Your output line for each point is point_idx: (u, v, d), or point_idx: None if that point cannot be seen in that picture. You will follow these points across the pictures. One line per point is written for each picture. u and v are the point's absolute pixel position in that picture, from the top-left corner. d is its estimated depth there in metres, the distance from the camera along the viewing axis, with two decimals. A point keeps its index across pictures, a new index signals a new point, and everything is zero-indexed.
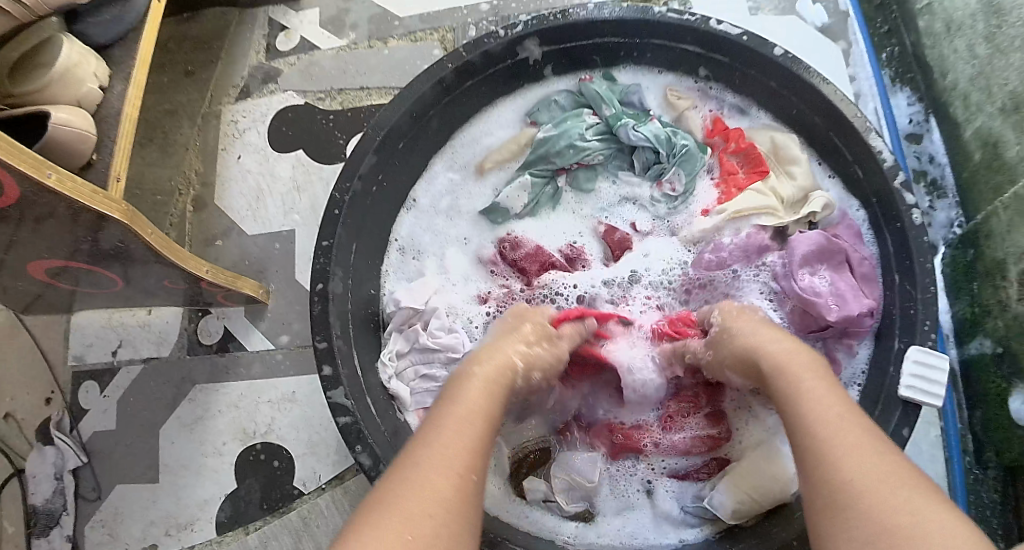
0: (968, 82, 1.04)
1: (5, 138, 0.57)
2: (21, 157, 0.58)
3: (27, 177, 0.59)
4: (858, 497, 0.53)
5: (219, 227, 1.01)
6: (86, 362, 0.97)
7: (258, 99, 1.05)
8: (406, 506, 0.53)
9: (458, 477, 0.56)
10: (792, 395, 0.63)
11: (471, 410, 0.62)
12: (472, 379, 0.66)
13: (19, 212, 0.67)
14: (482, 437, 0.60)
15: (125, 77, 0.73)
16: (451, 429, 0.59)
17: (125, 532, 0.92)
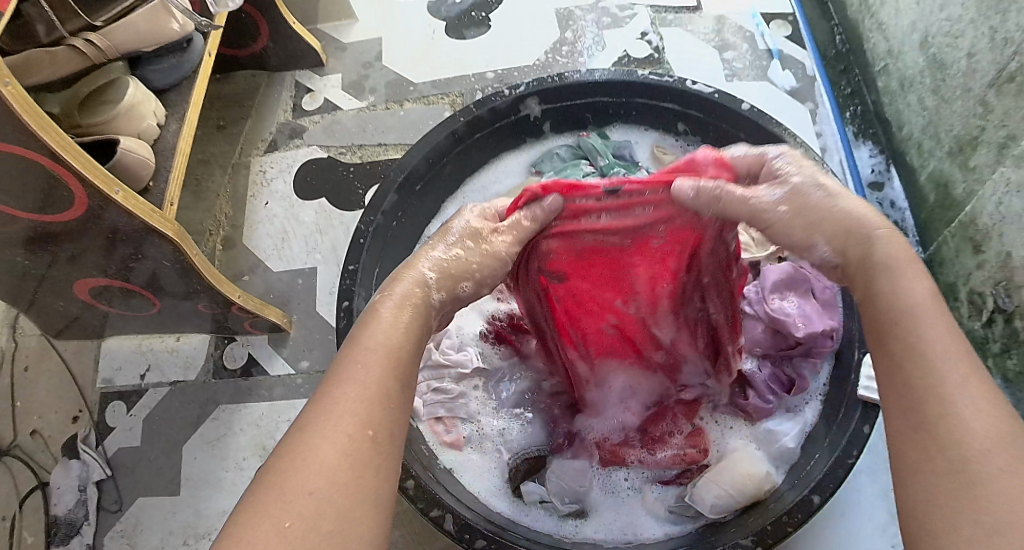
0: (921, 132, 1.10)
1: (90, 157, 0.79)
2: (97, 173, 0.79)
3: (100, 190, 0.79)
4: (989, 471, 0.45)
5: (246, 264, 1.11)
6: (114, 384, 1.08)
7: (285, 152, 1.17)
8: (303, 477, 0.48)
9: (356, 439, 0.51)
10: (908, 337, 0.53)
11: (378, 363, 0.56)
12: (388, 322, 0.60)
13: (83, 226, 0.85)
14: (388, 391, 0.54)
15: (179, 117, 0.98)
16: (354, 388, 0.53)
17: (143, 542, 0.98)
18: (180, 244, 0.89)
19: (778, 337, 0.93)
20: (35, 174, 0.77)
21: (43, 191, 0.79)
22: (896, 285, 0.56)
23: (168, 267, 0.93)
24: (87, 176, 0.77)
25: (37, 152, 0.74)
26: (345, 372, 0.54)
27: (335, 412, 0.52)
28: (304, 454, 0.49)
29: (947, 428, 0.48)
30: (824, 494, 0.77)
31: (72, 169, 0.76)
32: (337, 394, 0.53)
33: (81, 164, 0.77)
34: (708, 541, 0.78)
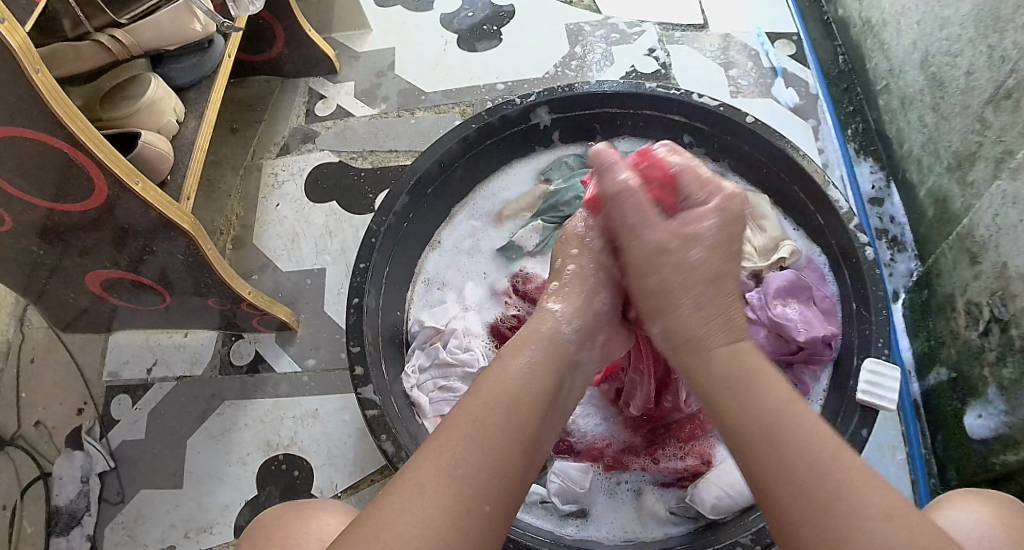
0: (920, 148, 1.11)
1: (114, 150, 0.81)
2: (119, 164, 0.81)
3: (121, 179, 0.82)
4: None
5: (255, 263, 1.12)
6: (121, 378, 1.10)
7: (297, 156, 1.20)
8: (405, 535, 0.49)
9: (464, 509, 0.52)
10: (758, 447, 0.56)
11: (494, 424, 0.57)
12: (512, 377, 0.61)
13: (97, 215, 0.87)
14: (503, 456, 0.55)
15: (198, 116, 1.02)
16: (462, 449, 0.54)
17: (145, 533, 1.00)
18: (194, 236, 0.91)
19: (781, 343, 0.93)
20: (57, 161, 0.79)
21: (64, 179, 0.81)
22: (743, 403, 0.58)
23: (180, 261, 0.95)
24: (109, 165, 0.80)
25: (61, 140, 0.77)
26: (455, 430, 0.56)
27: (445, 475, 0.53)
28: (406, 511, 0.51)
29: (843, 529, 0.49)
30: None
31: (95, 157, 0.79)
32: (447, 450, 0.54)
33: (104, 154, 0.79)
34: (708, 542, 0.79)
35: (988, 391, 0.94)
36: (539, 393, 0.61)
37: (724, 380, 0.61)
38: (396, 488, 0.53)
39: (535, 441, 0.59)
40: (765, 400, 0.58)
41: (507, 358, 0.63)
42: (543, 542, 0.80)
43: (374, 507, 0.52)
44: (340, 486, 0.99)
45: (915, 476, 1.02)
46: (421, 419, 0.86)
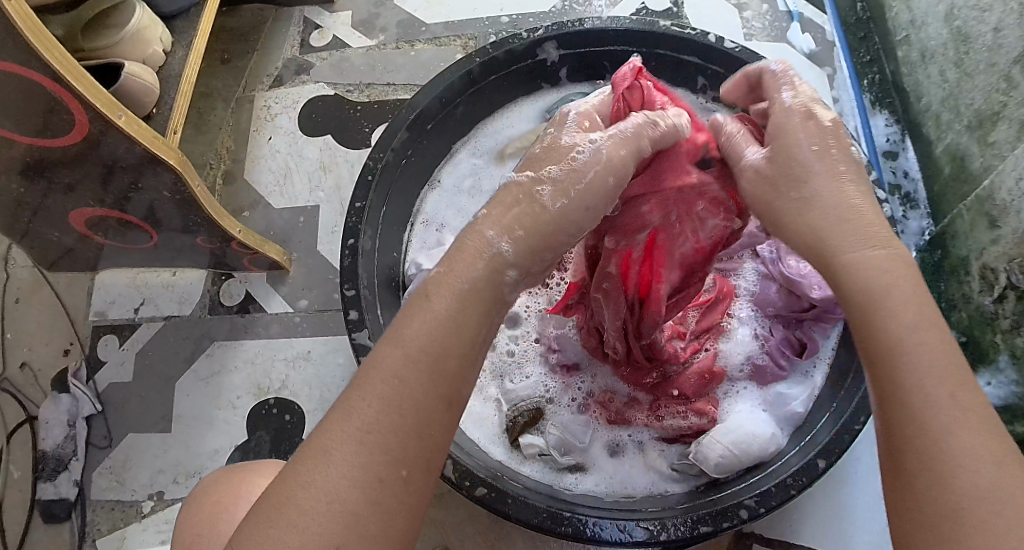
0: (939, 104, 1.06)
1: (93, 81, 0.75)
2: (100, 98, 0.76)
3: (103, 114, 0.76)
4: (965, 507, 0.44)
5: (246, 200, 1.07)
6: (107, 318, 1.06)
7: (290, 88, 1.13)
8: (309, 508, 0.46)
9: (376, 477, 0.48)
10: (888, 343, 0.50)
11: (414, 381, 0.50)
12: (441, 324, 0.52)
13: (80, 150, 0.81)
14: (422, 417, 0.50)
15: (187, 45, 0.96)
16: (377, 412, 0.49)
17: (133, 479, 0.98)
18: (183, 173, 0.86)
19: (793, 299, 0.87)
20: (35, 95, 0.73)
21: (42, 114, 0.75)
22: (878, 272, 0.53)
23: (167, 198, 0.90)
24: (91, 100, 0.75)
25: (37, 72, 0.71)
26: (369, 389, 0.49)
27: (354, 441, 0.48)
28: (314, 480, 0.47)
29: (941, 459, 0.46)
30: (829, 460, 0.76)
31: (73, 89, 0.73)
32: (357, 411, 0.49)
33: (83, 86, 0.74)
34: (709, 501, 0.77)
35: (998, 358, 0.92)
36: (473, 331, 0.53)
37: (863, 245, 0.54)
38: (304, 456, 0.48)
39: (461, 393, 0.53)
40: (898, 310, 0.51)
41: (436, 290, 0.54)
42: (540, 497, 0.77)
43: (277, 478, 0.49)
44: None
45: None
46: None
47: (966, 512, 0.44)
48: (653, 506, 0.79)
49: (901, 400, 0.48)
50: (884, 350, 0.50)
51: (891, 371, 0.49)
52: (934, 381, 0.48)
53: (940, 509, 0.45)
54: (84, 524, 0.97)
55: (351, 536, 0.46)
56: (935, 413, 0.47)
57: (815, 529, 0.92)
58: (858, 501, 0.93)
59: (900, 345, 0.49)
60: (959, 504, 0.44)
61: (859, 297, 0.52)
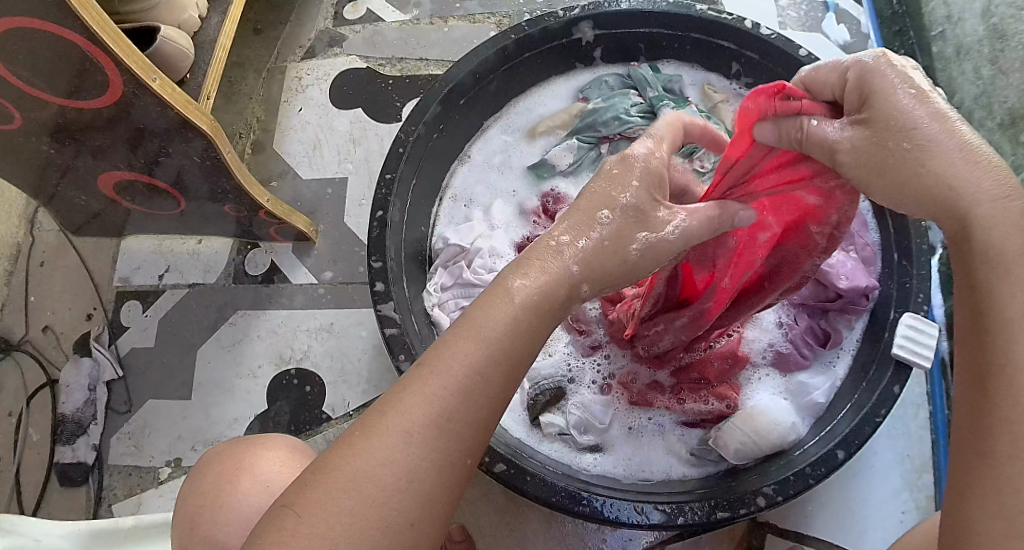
0: (972, 101, 1.04)
1: (128, 42, 0.75)
2: (135, 60, 0.75)
3: (137, 76, 0.76)
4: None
5: (275, 170, 1.08)
6: (131, 284, 1.07)
7: (323, 60, 1.13)
8: (384, 486, 0.45)
9: (449, 462, 0.47)
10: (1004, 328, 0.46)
11: (492, 377, 0.49)
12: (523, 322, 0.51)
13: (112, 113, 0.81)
14: (492, 412, 0.49)
15: (222, 12, 0.96)
16: (456, 402, 0.48)
17: (151, 445, 0.99)
18: (214, 139, 0.86)
19: (820, 288, 0.87)
20: (70, 54, 0.73)
21: (76, 72, 0.75)
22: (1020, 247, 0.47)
23: (197, 164, 0.90)
24: (125, 61, 0.74)
25: (73, 31, 0.71)
26: (448, 377, 0.48)
27: (432, 426, 0.47)
28: (392, 459, 0.46)
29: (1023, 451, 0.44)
30: (848, 449, 0.76)
31: (109, 49, 0.72)
32: (438, 398, 0.48)
33: (119, 47, 0.73)
34: (726, 487, 0.77)
35: None
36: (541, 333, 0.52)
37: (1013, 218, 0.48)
38: (380, 431, 0.47)
39: None
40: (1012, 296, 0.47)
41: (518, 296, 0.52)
42: (558, 476, 0.77)
43: (348, 449, 0.47)
44: (352, 404, 0.97)
45: (937, 436, 0.96)
46: None
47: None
48: (671, 489, 0.79)
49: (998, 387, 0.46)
50: (999, 325, 0.47)
51: (1003, 352, 0.46)
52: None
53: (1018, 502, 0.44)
54: (102, 488, 0.97)
55: (422, 514, 0.46)
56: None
57: (830, 520, 0.92)
58: (874, 495, 0.93)
59: (1014, 322, 0.46)
60: None
61: (979, 259, 0.48)
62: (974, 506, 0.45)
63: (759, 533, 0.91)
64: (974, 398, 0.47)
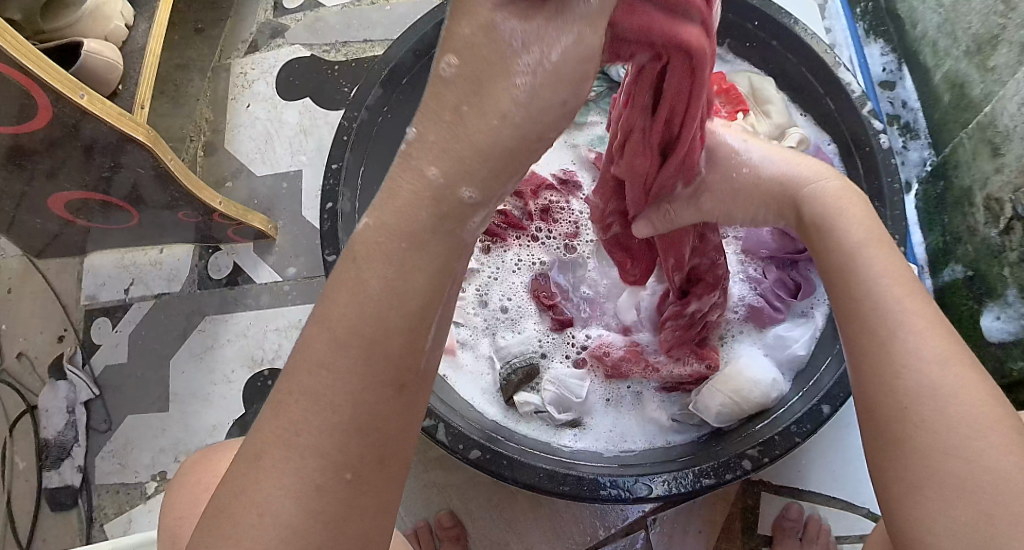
0: (936, 30, 1.02)
1: (50, 61, 0.71)
2: (61, 80, 0.72)
3: (64, 96, 0.72)
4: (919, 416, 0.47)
5: (229, 169, 1.06)
6: (99, 301, 1.05)
7: (266, 52, 1.11)
8: (244, 521, 0.40)
9: (312, 483, 0.40)
10: (845, 277, 0.56)
11: (349, 368, 0.41)
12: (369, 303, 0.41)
13: (44, 139, 0.79)
14: (366, 410, 0.41)
15: (149, 17, 0.93)
16: (307, 410, 0.41)
17: (134, 461, 0.98)
18: (155, 149, 0.83)
19: (789, 239, 0.85)
20: None
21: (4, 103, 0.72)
22: (833, 225, 0.59)
23: (146, 175, 0.88)
24: (49, 81, 0.70)
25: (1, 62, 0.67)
26: (296, 383, 0.41)
27: (285, 446, 0.41)
28: (248, 490, 0.41)
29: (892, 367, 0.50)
30: (833, 405, 0.73)
31: (32, 73, 0.68)
32: (287, 410, 0.41)
33: (45, 71, 0.70)
34: (711, 452, 0.75)
35: (1008, 292, 0.90)
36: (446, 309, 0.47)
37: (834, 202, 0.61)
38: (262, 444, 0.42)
39: None
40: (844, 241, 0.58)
41: (358, 255, 0.42)
42: (539, 457, 0.75)
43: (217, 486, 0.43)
44: None
45: None
46: None
47: (911, 410, 0.48)
48: (654, 460, 0.77)
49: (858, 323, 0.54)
50: (838, 274, 0.57)
51: (852, 293, 0.55)
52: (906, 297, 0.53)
53: (893, 413, 0.49)
54: (91, 509, 0.97)
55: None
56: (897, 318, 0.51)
57: (825, 474, 0.91)
58: None
59: (848, 269, 0.56)
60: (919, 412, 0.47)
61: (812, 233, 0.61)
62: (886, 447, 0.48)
63: (754, 493, 0.90)
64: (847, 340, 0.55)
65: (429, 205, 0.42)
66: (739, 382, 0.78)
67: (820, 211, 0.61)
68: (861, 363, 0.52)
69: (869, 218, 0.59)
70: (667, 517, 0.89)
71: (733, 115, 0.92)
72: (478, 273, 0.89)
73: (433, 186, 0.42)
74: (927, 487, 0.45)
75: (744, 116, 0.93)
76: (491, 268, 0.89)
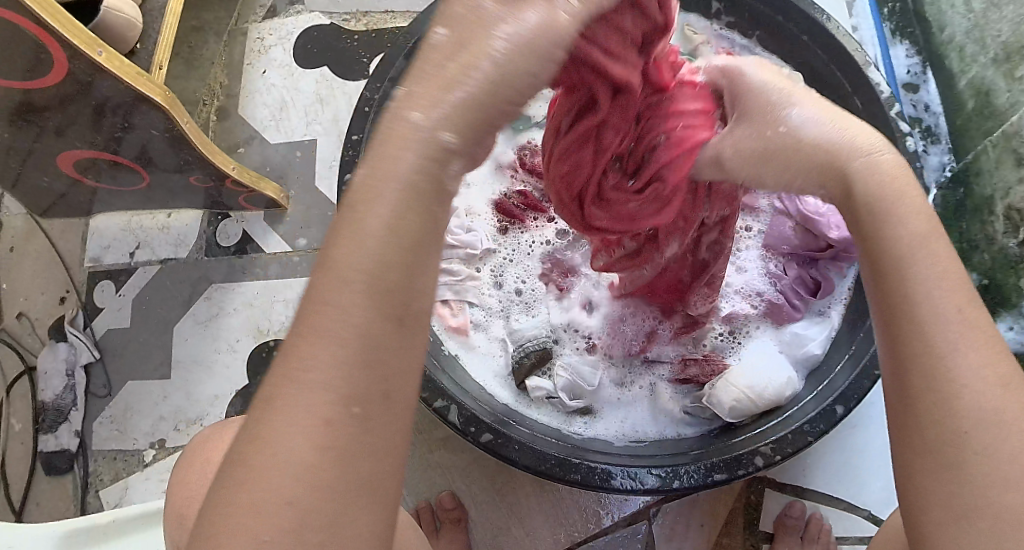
0: (964, 35, 1.00)
1: (68, 15, 0.68)
2: (79, 35, 0.69)
3: (82, 52, 0.70)
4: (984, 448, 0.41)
5: (242, 135, 1.04)
6: (103, 263, 1.03)
7: (285, 18, 1.08)
8: (264, 484, 0.36)
9: (331, 435, 0.36)
10: (899, 259, 0.47)
11: (355, 315, 0.37)
12: (369, 242, 0.38)
13: (58, 95, 0.77)
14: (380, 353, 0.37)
15: None
16: (320, 357, 0.37)
17: (133, 427, 0.97)
18: (170, 111, 0.81)
19: (810, 237, 0.84)
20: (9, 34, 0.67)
21: (18, 55, 0.70)
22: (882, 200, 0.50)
23: (159, 137, 0.86)
24: (67, 36, 0.68)
25: (19, 14, 0.65)
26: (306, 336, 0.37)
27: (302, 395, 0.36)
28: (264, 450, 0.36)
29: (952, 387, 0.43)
30: (847, 404, 0.73)
31: (49, 25, 0.66)
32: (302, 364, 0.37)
33: (63, 24, 0.67)
34: (722, 447, 0.74)
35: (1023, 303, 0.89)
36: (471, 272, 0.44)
37: (887, 176, 0.51)
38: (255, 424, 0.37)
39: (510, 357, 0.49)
40: (904, 225, 0.48)
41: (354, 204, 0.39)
42: (550, 443, 0.74)
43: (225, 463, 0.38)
44: None
45: None
46: None
47: (968, 436, 0.42)
48: (665, 451, 0.76)
49: (910, 328, 0.45)
50: (892, 256, 0.47)
51: (901, 281, 0.46)
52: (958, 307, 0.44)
53: (946, 435, 0.42)
54: (87, 475, 0.96)
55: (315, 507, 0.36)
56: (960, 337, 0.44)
57: (830, 474, 0.90)
58: (872, 446, 0.91)
59: (907, 255, 0.46)
60: (965, 430, 0.42)
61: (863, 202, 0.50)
62: (924, 478, 0.43)
63: (758, 490, 0.90)
64: (886, 340, 0.47)
65: (414, 147, 0.39)
66: (752, 377, 0.77)
67: (871, 193, 0.50)
68: (905, 372, 0.45)
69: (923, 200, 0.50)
70: (670, 509, 0.89)
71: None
72: (495, 253, 0.88)
73: (417, 130, 0.40)
74: (979, 516, 0.40)
75: None
76: (507, 249, 0.89)
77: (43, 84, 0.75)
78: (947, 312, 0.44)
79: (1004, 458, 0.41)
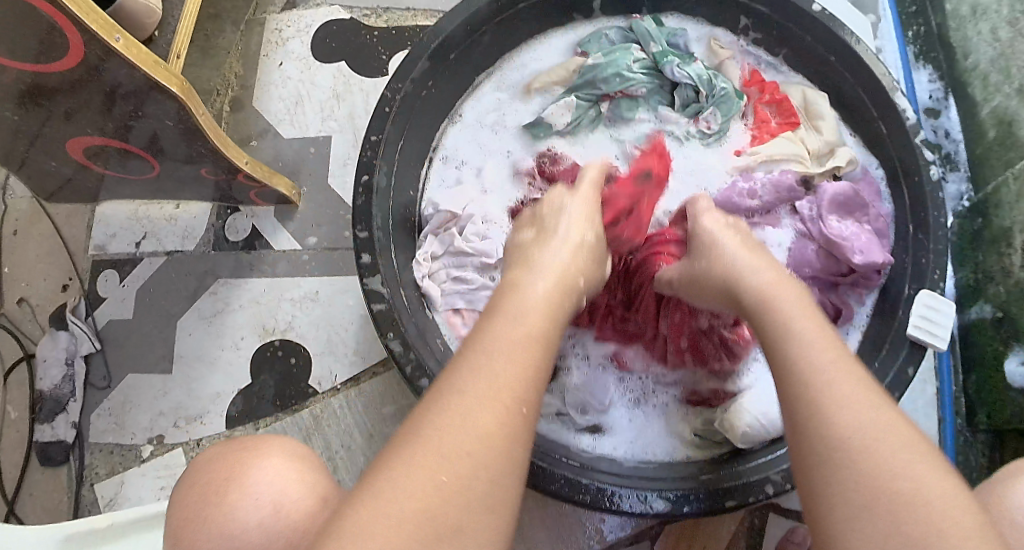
0: (989, 64, 0.96)
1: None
2: (95, 19, 0.67)
3: (98, 37, 0.68)
4: (860, 456, 0.47)
5: (255, 128, 1.02)
6: (107, 252, 1.01)
7: (304, 11, 1.06)
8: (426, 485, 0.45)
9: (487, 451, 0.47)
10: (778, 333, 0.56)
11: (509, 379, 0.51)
12: (514, 340, 0.54)
13: (70, 79, 0.75)
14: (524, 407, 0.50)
15: None
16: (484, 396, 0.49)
17: (132, 421, 0.96)
18: (186, 102, 0.79)
19: (832, 262, 0.82)
20: (23, 13, 0.65)
21: (32, 35, 0.68)
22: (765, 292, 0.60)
23: (171, 128, 0.84)
24: (83, 19, 0.66)
25: None
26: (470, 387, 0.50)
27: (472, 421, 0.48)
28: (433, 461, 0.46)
29: (826, 416, 0.49)
30: None
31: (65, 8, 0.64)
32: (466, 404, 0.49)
33: (80, 7, 0.65)
34: (731, 473, 0.72)
35: None
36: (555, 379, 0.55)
37: (771, 275, 0.62)
38: (397, 462, 0.46)
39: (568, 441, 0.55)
40: (780, 305, 0.58)
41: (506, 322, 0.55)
42: (557, 461, 0.72)
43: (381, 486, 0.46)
44: (339, 378, 0.94)
45: (944, 414, 0.93)
46: (431, 311, 0.82)
47: (845, 445, 0.48)
48: (673, 474, 0.74)
49: (798, 383, 0.52)
50: (772, 331, 0.57)
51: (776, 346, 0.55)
52: (833, 369, 0.52)
53: (827, 451, 0.48)
54: (83, 467, 0.94)
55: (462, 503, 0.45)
56: (839, 390, 0.50)
57: None
58: None
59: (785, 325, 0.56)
60: (849, 443, 0.48)
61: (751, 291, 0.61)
62: (827, 492, 0.47)
63: (762, 513, 0.88)
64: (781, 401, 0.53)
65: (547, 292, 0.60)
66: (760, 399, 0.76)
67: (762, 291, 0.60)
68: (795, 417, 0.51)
69: (800, 290, 0.61)
70: (673, 530, 0.87)
71: (783, 127, 0.89)
72: None
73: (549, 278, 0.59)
74: (875, 512, 0.45)
75: (795, 128, 0.89)
76: None
77: (55, 67, 0.73)
78: (819, 361, 0.53)
79: (886, 457, 0.47)
